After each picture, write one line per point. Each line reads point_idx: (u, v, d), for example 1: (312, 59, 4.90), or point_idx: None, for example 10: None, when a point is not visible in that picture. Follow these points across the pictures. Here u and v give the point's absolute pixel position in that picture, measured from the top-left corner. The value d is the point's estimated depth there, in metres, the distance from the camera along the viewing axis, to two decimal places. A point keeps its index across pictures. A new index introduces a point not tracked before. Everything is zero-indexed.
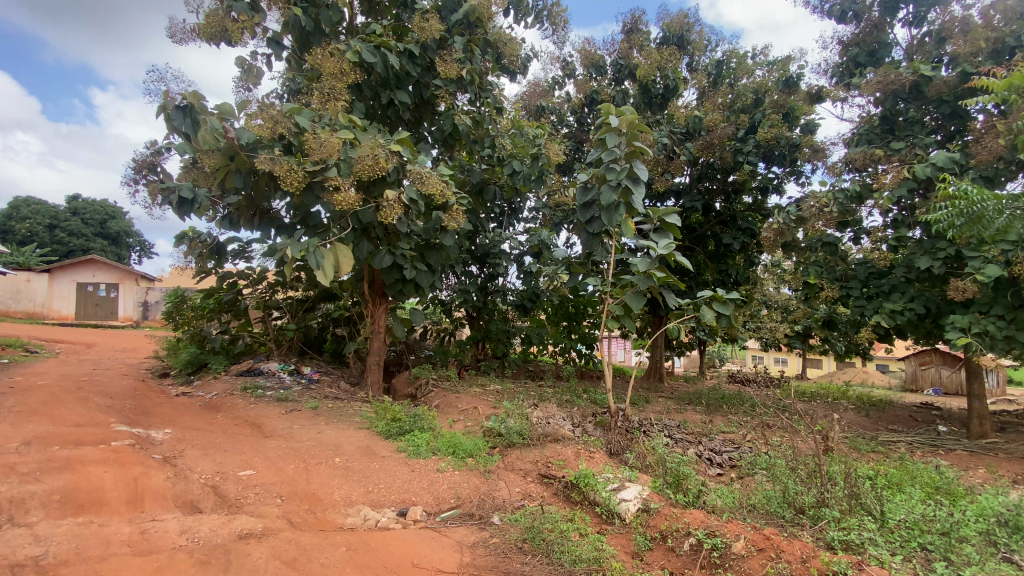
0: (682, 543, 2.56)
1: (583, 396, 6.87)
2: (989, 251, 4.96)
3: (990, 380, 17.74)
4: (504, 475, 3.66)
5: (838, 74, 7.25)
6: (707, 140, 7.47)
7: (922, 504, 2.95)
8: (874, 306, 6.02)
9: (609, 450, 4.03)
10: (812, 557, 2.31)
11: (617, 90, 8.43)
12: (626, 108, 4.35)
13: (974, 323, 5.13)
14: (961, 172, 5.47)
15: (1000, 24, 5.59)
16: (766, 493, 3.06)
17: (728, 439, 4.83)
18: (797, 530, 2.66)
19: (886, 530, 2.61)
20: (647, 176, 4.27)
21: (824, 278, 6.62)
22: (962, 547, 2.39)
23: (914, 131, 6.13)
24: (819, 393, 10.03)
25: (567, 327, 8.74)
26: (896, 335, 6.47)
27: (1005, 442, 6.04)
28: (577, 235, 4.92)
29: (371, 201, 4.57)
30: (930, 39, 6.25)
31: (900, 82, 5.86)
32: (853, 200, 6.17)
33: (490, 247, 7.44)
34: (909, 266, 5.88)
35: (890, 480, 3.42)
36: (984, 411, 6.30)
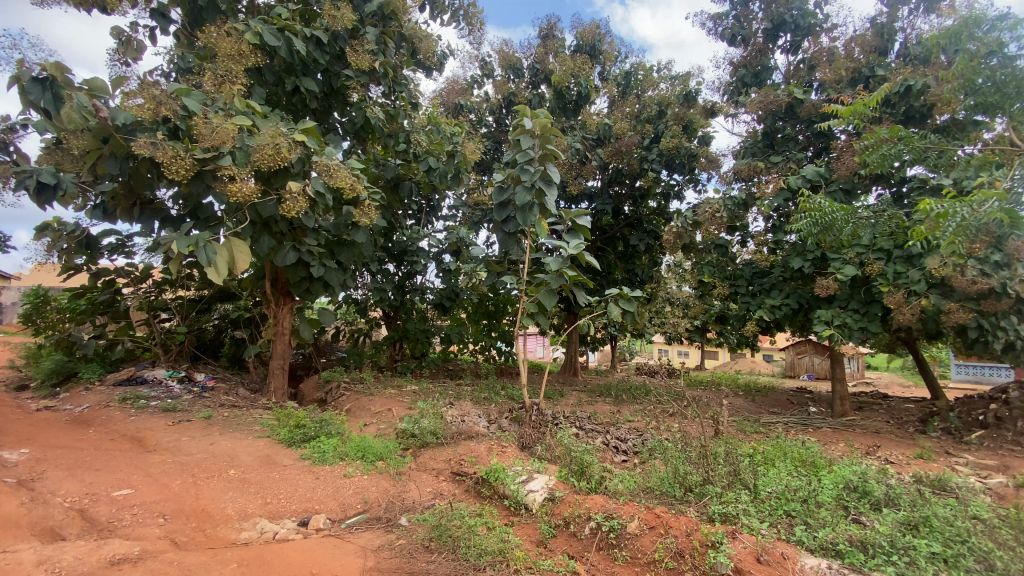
0: (584, 527, 2.70)
1: (500, 393, 6.94)
2: (848, 254, 5.72)
3: (850, 365, 20.55)
4: (416, 475, 3.62)
5: (729, 91, 8.00)
6: (616, 147, 7.93)
7: (788, 476, 3.35)
8: (758, 302, 6.75)
9: (521, 444, 4.13)
10: (694, 531, 2.50)
11: (533, 93, 8.63)
12: (540, 111, 4.45)
13: (835, 317, 5.92)
14: (827, 184, 6.25)
15: (858, 56, 6.47)
16: (659, 475, 3.32)
17: (633, 428, 5.15)
18: (685, 507, 2.90)
19: (759, 500, 2.93)
20: (560, 178, 4.43)
21: (716, 277, 7.35)
22: (818, 512, 2.73)
23: (789, 147, 6.95)
24: (714, 382, 11.02)
25: (487, 326, 8.85)
26: (777, 328, 7.27)
27: (861, 419, 7.02)
28: (493, 233, 4.98)
29: (272, 193, 4.29)
30: (804, 65, 7.07)
31: (777, 102, 6.63)
32: (740, 207, 6.86)
33: (408, 244, 7.27)
34: (786, 266, 6.65)
35: (765, 457, 3.84)
36: (844, 392, 7.28)
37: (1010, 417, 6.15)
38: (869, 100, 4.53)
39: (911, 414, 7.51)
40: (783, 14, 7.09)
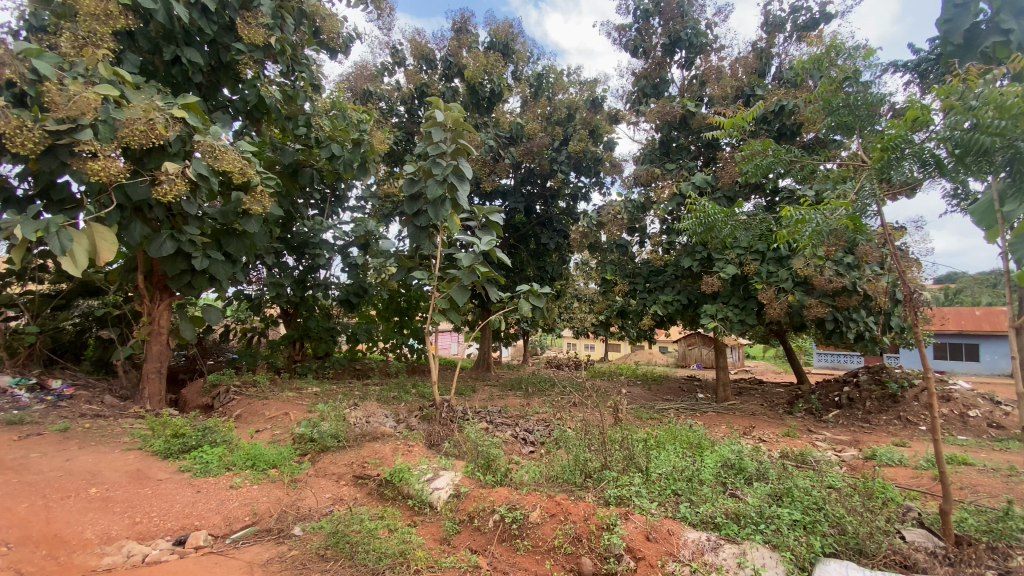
0: (487, 521, 2.73)
1: (410, 391, 6.79)
2: (729, 255, 6.37)
3: (733, 355, 22.94)
4: (313, 482, 3.43)
5: (632, 100, 8.50)
6: (527, 147, 8.09)
7: (677, 458, 3.65)
8: (653, 298, 7.28)
9: (428, 442, 4.08)
10: (591, 515, 2.62)
11: (446, 86, 8.52)
12: (452, 104, 4.39)
13: (719, 312, 6.56)
14: (714, 191, 6.88)
15: (742, 76, 7.17)
16: (562, 464, 3.45)
17: (541, 420, 5.42)
18: (584, 493, 3.03)
19: (650, 481, 3.16)
20: (472, 174, 4.41)
21: (618, 274, 7.82)
22: (700, 489, 2.99)
23: (682, 155, 7.56)
24: (616, 373, 11.74)
25: (398, 323, 8.59)
26: (670, 322, 7.88)
27: (739, 402, 7.86)
28: (403, 227, 4.83)
29: (145, 175, 3.81)
30: (696, 81, 7.72)
31: (672, 113, 7.24)
32: (639, 210, 7.36)
33: (309, 236, 6.84)
34: (678, 266, 7.24)
35: (657, 441, 4.16)
36: (726, 379, 8.09)
37: (858, 397, 7.24)
38: (746, 116, 5.04)
39: (780, 396, 8.55)
40: (679, 32, 7.68)
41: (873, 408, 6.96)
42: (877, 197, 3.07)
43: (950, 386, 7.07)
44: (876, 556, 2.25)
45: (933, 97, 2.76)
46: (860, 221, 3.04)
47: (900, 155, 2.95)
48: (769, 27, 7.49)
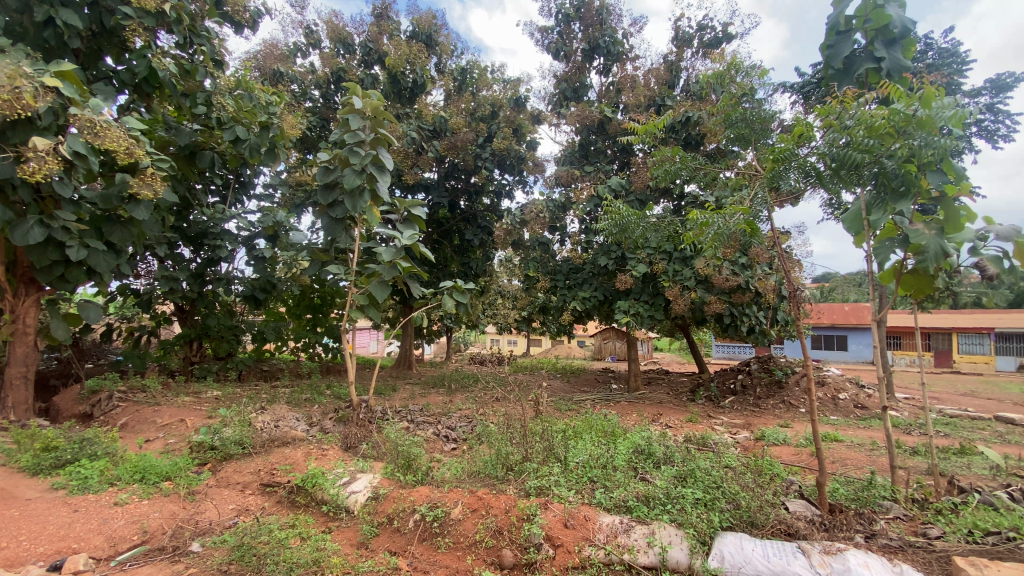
0: (407, 521, 2.68)
1: (325, 392, 6.48)
2: (641, 254, 6.78)
3: (644, 348, 24.45)
4: (215, 493, 3.16)
5: (553, 101, 8.71)
6: (451, 141, 8.01)
7: (593, 446, 3.82)
8: (572, 294, 7.55)
9: (344, 445, 3.91)
10: (512, 508, 2.66)
11: (365, 73, 8.15)
12: (371, 92, 4.23)
13: (631, 307, 6.95)
14: (628, 194, 7.26)
15: (654, 86, 7.63)
16: (484, 459, 3.48)
17: (463, 416, 5.42)
18: (505, 486, 3.07)
19: (568, 470, 3.28)
20: (393, 165, 4.28)
21: (540, 271, 8.02)
22: (614, 475, 3.14)
23: (599, 158, 7.91)
24: (537, 367, 12.05)
25: (311, 320, 8.18)
26: (588, 317, 8.23)
27: (648, 391, 8.39)
28: (318, 218, 4.57)
29: (7, 150, 3.27)
30: (612, 88, 8.10)
31: (590, 117, 7.58)
32: (560, 210, 7.60)
33: (208, 226, 6.18)
34: (595, 264, 7.56)
35: (574, 431, 4.34)
36: (637, 370, 8.60)
37: (750, 384, 8.01)
38: (657, 124, 5.37)
39: (685, 385, 9.26)
40: (597, 39, 8.00)
41: (762, 393, 7.74)
42: (768, 204, 3.41)
43: (824, 372, 8.05)
44: (765, 526, 2.48)
45: (815, 116, 3.11)
46: (756, 225, 3.38)
47: (787, 167, 3.27)
48: (678, 42, 8.03)
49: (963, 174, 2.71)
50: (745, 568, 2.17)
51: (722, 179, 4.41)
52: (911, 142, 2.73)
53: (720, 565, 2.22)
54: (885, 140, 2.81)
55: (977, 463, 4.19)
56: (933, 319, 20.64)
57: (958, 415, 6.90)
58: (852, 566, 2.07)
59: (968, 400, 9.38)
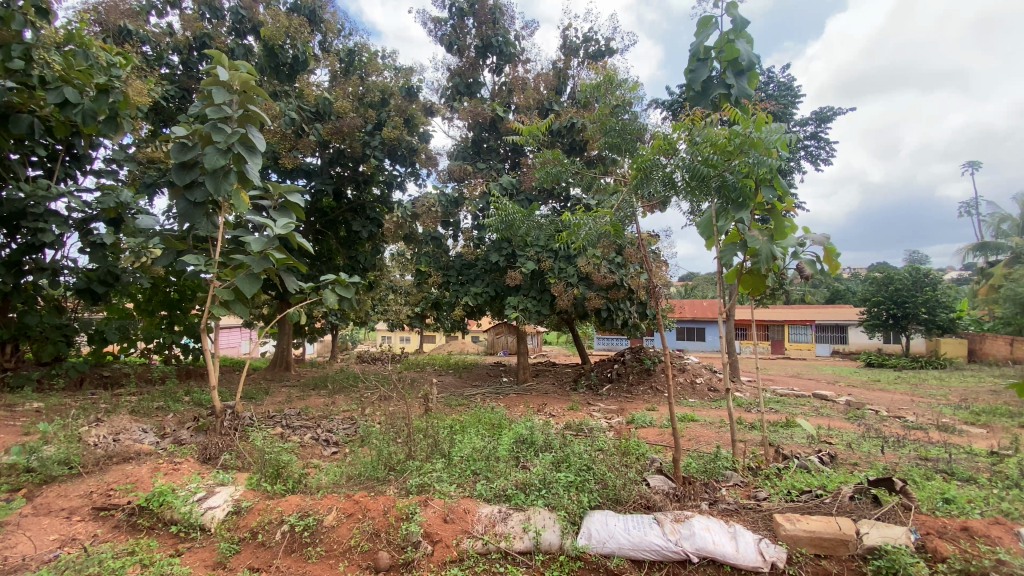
0: (274, 534, 2.49)
1: (183, 399, 5.77)
2: (530, 252, 7.02)
3: (534, 342, 25.43)
4: (29, 522, 2.61)
5: (446, 95, 8.64)
6: (336, 125, 7.52)
7: (477, 439, 3.88)
8: (464, 290, 7.59)
9: (203, 457, 3.51)
10: (391, 508, 2.59)
11: (236, 42, 7.34)
12: (241, 63, 3.79)
13: (520, 303, 7.19)
14: (518, 193, 7.47)
15: (544, 90, 7.92)
16: (365, 461, 3.35)
17: (346, 418, 5.18)
18: (385, 487, 2.99)
19: (451, 464, 3.28)
20: (264, 147, 3.89)
21: (432, 266, 7.93)
22: (496, 465, 3.21)
23: (491, 156, 8.05)
24: (428, 363, 11.93)
25: (166, 318, 7.24)
26: (479, 312, 8.34)
27: (536, 383, 8.76)
28: (172, 200, 4.01)
29: None
30: (505, 88, 8.28)
31: (481, 115, 7.70)
32: (451, 204, 7.57)
33: (23, 206, 5.05)
34: (486, 260, 7.67)
35: (461, 426, 4.38)
36: (525, 362, 8.91)
37: (624, 372, 8.73)
38: (539, 126, 5.57)
39: (569, 375, 9.82)
40: (490, 37, 8.09)
41: (634, 380, 8.48)
42: (632, 207, 3.72)
43: (685, 360, 9.05)
44: (628, 502, 2.68)
45: (672, 129, 3.43)
46: (620, 227, 3.71)
47: (651, 175, 3.53)
48: (566, 50, 8.42)
49: (787, 191, 3.20)
50: (609, 542, 2.35)
51: (601, 183, 4.71)
52: (747, 159, 3.13)
53: (587, 542, 2.38)
54: (727, 156, 3.19)
55: (796, 432, 5.01)
56: (771, 313, 24.24)
57: (786, 394, 8.20)
58: (696, 530, 2.35)
59: (793, 381, 11.17)
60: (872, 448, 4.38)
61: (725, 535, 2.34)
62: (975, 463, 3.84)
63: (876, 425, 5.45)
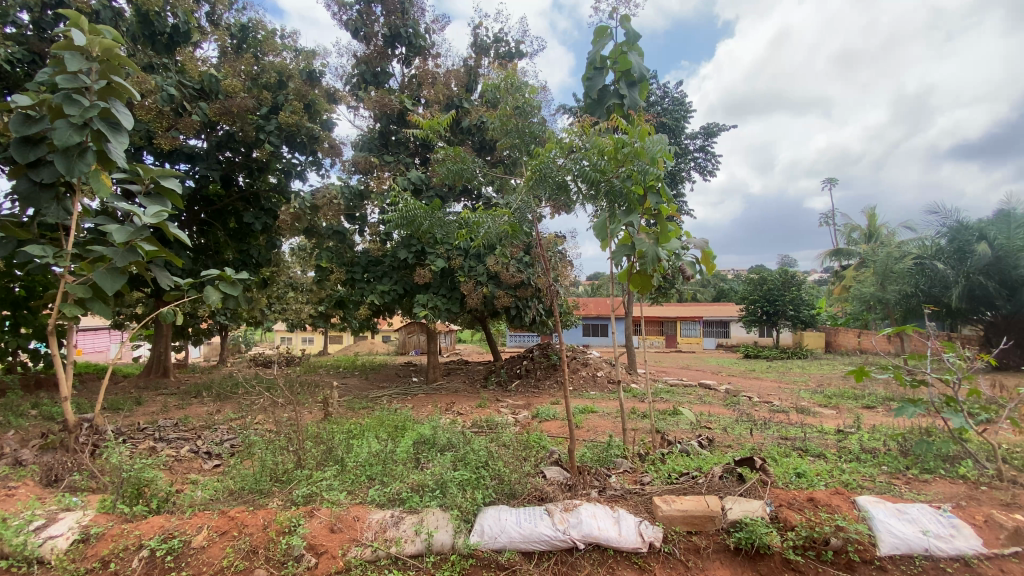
0: (130, 561, 2.23)
1: (27, 413, 4.95)
2: (440, 250, 6.92)
3: (446, 340, 25.20)
4: None
5: (351, 83, 8.26)
6: (224, 105, 6.83)
7: (376, 442, 3.75)
8: (370, 288, 7.30)
9: (45, 481, 3.04)
10: (272, 521, 2.43)
11: (101, 3, 6.43)
12: (104, 29, 3.31)
13: (429, 301, 7.08)
14: (427, 189, 7.34)
15: (454, 86, 7.86)
16: (248, 473, 3.08)
17: (232, 427, 4.76)
18: (269, 499, 2.79)
19: (345, 471, 3.13)
20: (132, 124, 3.38)
21: (334, 262, 7.53)
22: (393, 468, 3.12)
23: (399, 149, 7.88)
24: (332, 365, 11.36)
25: (6, 319, 6.16)
26: (386, 310, 8.10)
27: (445, 382, 8.68)
28: (12, 181, 3.42)
29: None
30: (414, 80, 8.11)
31: (389, 106, 7.47)
32: (356, 198, 7.24)
33: None
34: (394, 257, 7.47)
35: (360, 430, 4.21)
36: (435, 361, 8.79)
37: (533, 368, 8.95)
38: (441, 121, 5.37)
39: (479, 373, 9.87)
40: (399, 27, 7.86)
41: (542, 376, 8.73)
42: (530, 207, 3.77)
43: (589, 355, 9.48)
44: (521, 496, 2.75)
45: (563, 133, 3.56)
46: (517, 227, 3.77)
47: (546, 173, 3.55)
48: (476, 48, 8.43)
49: (671, 198, 3.44)
50: (500, 537, 2.39)
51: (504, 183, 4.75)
52: (633, 167, 3.33)
53: (479, 539, 2.40)
54: (614, 163, 3.38)
55: (682, 419, 5.47)
56: (667, 310, 26.21)
57: (676, 384, 8.91)
58: (583, 518, 2.46)
59: (684, 372, 12.17)
60: (744, 431, 4.89)
61: (609, 520, 2.48)
62: (823, 439, 4.45)
63: (748, 410, 6.11)
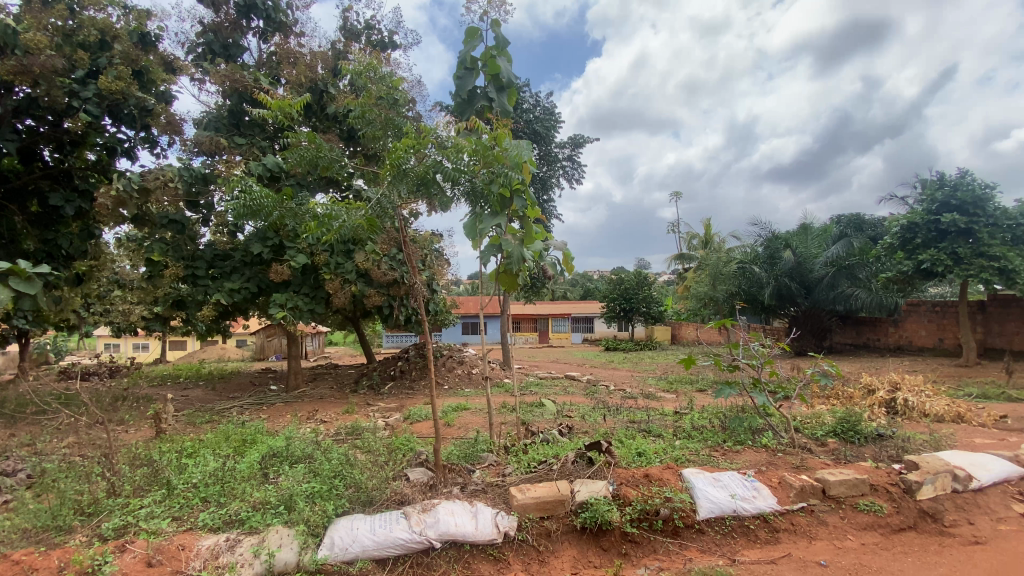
0: None
1: None
2: (300, 244, 6.45)
3: (314, 343, 23.50)
4: None
5: (195, 52, 7.26)
6: (17, 60, 5.50)
7: (216, 459, 3.34)
8: (217, 286, 6.64)
9: None
10: (67, 565, 2.03)
11: None
12: None
13: (288, 301, 6.55)
14: (286, 177, 6.78)
15: (319, 69, 7.31)
16: (38, 510, 2.54)
17: (23, 456, 3.88)
18: (67, 537, 2.33)
19: (174, 495, 2.74)
20: None
21: (169, 256, 6.50)
22: (234, 487, 2.80)
23: (253, 132, 7.19)
24: (171, 374, 9.91)
25: None
26: (237, 311, 7.42)
27: (309, 388, 8.07)
28: None
29: None
30: (274, 58, 7.42)
31: (242, 83, 6.73)
32: (198, 182, 6.40)
33: None
34: (246, 251, 6.82)
35: (199, 447, 3.73)
36: (297, 367, 8.13)
37: (406, 369, 8.73)
38: (294, 104, 4.67)
39: (349, 377, 9.38)
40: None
41: (415, 376, 8.57)
42: (389, 203, 3.66)
43: (463, 353, 9.53)
44: (378, 502, 2.65)
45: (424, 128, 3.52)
46: (375, 222, 3.63)
47: (402, 171, 3.50)
48: (346, 32, 7.98)
49: (535, 201, 3.59)
50: (352, 547, 2.30)
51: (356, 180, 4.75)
52: (495, 169, 3.43)
53: (328, 552, 2.29)
54: (475, 163, 3.44)
55: (546, 410, 5.77)
56: (539, 308, 27.53)
57: (545, 377, 9.39)
58: (441, 517, 2.47)
59: (553, 366, 12.89)
60: (599, 418, 5.32)
61: (467, 515, 2.52)
62: (664, 421, 5.02)
63: (604, 398, 6.67)
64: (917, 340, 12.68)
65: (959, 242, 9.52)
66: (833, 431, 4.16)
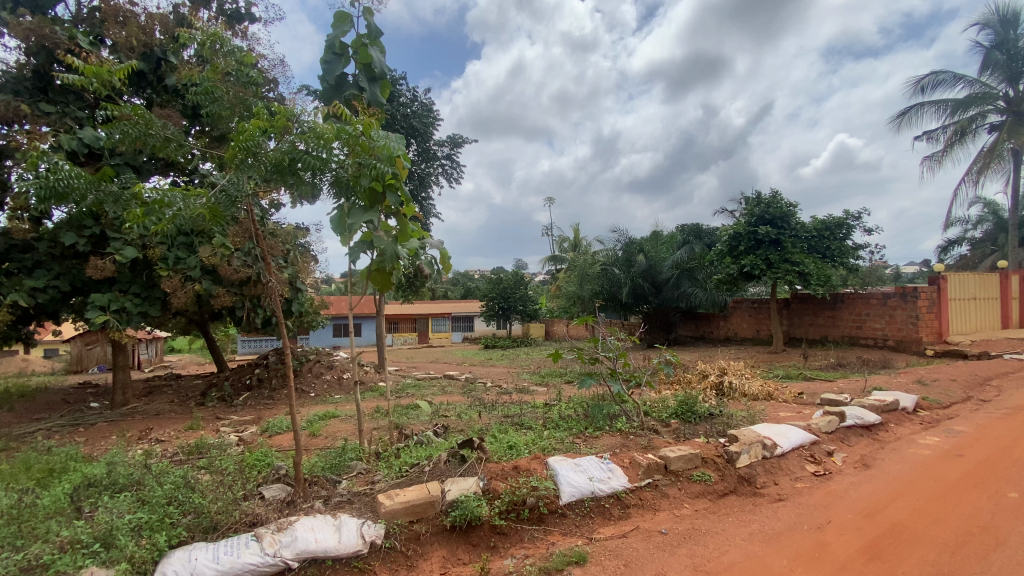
0: None
1: None
2: (129, 235, 5.50)
3: (152, 350, 20.27)
4: None
5: None
6: None
7: (9, 495, 2.72)
8: (12, 284, 5.37)
9: None
10: None
11: None
12: None
13: (112, 302, 5.55)
14: (110, 156, 5.74)
15: (157, 34, 6.32)
16: None
17: None
18: None
19: None
20: None
21: None
22: (34, 525, 2.31)
23: (67, 100, 5.97)
24: None
25: None
26: (41, 314, 6.09)
27: (143, 404, 6.93)
28: None
29: None
30: (97, 15, 6.25)
31: (52, 41, 5.58)
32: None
33: None
34: (55, 242, 5.64)
35: None
36: (127, 380, 6.92)
37: (266, 377, 7.96)
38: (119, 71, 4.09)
39: (195, 389, 8.25)
40: None
41: (277, 385, 7.85)
42: (238, 190, 3.27)
43: (333, 357, 8.98)
44: (226, 526, 2.39)
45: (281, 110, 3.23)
46: (218, 212, 3.22)
47: (249, 157, 3.18)
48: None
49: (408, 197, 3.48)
50: None
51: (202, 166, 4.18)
52: (359, 160, 3.26)
53: None
54: (338, 150, 3.24)
55: (421, 412, 5.69)
56: (417, 307, 27.06)
57: (421, 378, 9.27)
58: (298, 534, 2.30)
59: (430, 366, 12.78)
60: (474, 415, 5.39)
61: (328, 529, 2.39)
62: (534, 414, 5.26)
63: (480, 395, 6.79)
64: (741, 332, 15.02)
65: (771, 250, 11.49)
66: (675, 413, 4.73)
